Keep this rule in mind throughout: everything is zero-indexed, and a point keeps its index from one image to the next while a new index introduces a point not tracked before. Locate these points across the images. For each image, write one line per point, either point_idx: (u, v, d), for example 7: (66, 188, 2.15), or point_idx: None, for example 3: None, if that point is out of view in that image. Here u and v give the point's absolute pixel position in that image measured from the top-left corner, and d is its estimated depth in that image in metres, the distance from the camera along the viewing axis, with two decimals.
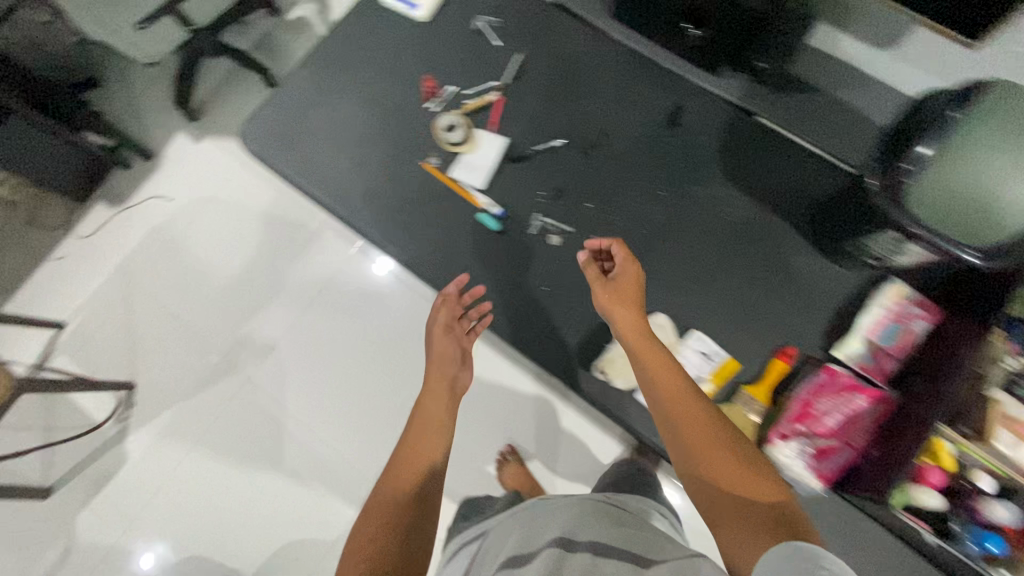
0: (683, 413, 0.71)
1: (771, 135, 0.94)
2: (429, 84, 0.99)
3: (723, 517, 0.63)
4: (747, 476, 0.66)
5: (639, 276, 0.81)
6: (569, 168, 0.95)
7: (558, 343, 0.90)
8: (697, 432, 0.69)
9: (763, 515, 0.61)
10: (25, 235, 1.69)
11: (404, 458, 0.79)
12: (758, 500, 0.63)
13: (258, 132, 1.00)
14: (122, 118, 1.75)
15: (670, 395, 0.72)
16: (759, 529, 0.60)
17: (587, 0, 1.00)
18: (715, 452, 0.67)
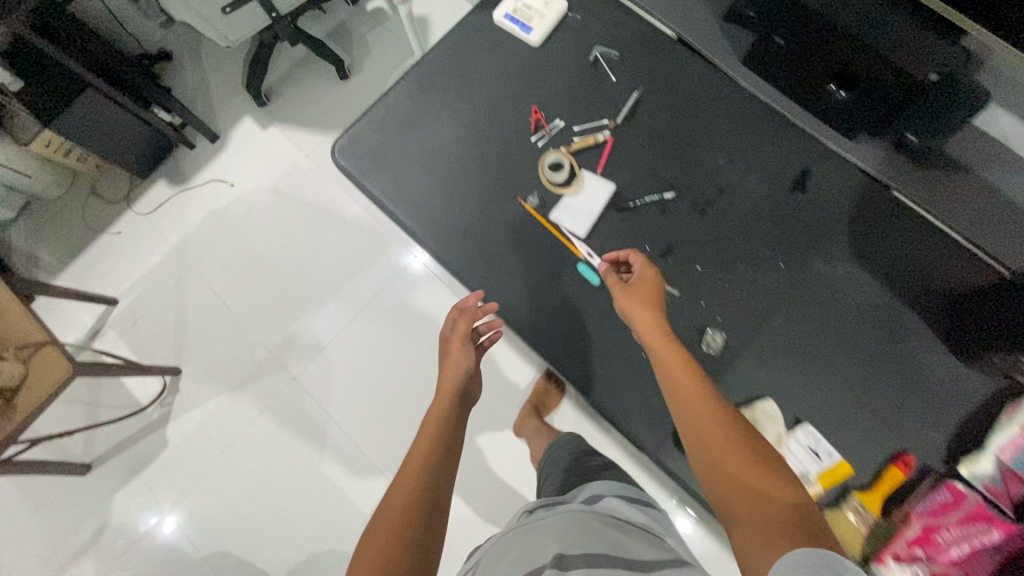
0: (698, 417, 0.71)
1: (908, 214, 0.85)
2: (537, 115, 0.93)
3: (740, 519, 0.64)
4: (762, 479, 0.66)
5: (655, 278, 0.81)
6: (680, 225, 0.88)
7: (648, 414, 0.83)
8: (712, 435, 0.69)
9: (780, 516, 0.62)
10: (86, 207, 1.68)
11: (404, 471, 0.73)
12: (774, 501, 0.63)
13: (349, 148, 0.95)
14: (191, 96, 1.72)
15: (686, 400, 0.72)
16: (774, 531, 0.60)
17: (715, 42, 0.93)
18: (731, 455, 0.68)
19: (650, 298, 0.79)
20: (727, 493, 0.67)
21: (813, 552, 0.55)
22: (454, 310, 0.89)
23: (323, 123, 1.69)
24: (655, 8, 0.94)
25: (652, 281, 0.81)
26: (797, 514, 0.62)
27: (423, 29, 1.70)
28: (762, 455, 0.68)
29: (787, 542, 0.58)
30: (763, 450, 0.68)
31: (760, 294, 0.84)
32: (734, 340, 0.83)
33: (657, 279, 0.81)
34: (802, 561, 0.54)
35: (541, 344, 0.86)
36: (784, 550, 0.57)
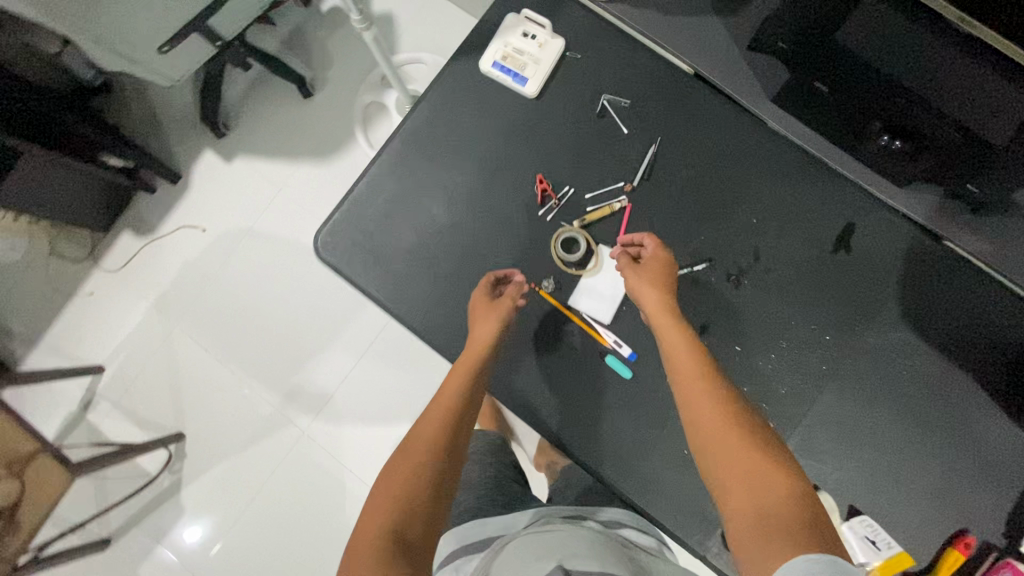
0: (702, 400, 0.66)
1: (967, 268, 0.77)
2: (543, 185, 0.81)
3: (739, 511, 0.59)
4: (764, 470, 0.60)
5: (666, 259, 0.76)
6: (713, 300, 0.79)
7: (692, 510, 0.78)
8: (714, 421, 0.65)
9: (781, 511, 0.57)
10: (49, 269, 1.55)
11: (413, 444, 0.68)
12: (776, 497, 0.58)
13: (333, 240, 0.84)
14: (140, 132, 1.54)
15: (693, 379, 0.68)
16: (773, 529, 0.55)
17: (741, 78, 0.80)
18: (733, 442, 0.63)
19: (658, 278, 0.74)
20: (724, 482, 0.62)
21: (819, 558, 0.50)
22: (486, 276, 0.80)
23: (292, 149, 1.53)
24: (668, 39, 0.80)
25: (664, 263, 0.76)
26: (802, 513, 0.57)
27: (389, 30, 1.50)
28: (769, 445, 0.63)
29: (789, 544, 0.53)
30: (768, 441, 0.64)
31: (804, 372, 0.78)
32: (778, 425, 0.77)
33: (669, 262, 0.76)
34: (808, 567, 0.50)
35: (571, 445, 0.79)
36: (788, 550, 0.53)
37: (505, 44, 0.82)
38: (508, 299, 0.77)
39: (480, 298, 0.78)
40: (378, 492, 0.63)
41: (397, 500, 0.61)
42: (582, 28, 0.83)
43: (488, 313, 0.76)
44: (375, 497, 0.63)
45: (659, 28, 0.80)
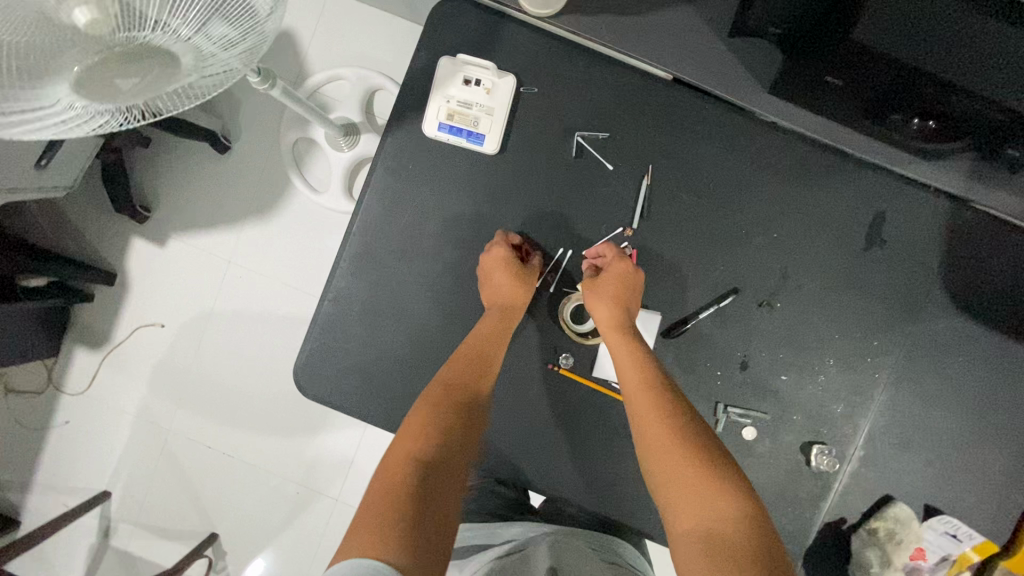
0: (648, 417, 0.61)
1: (1005, 230, 0.71)
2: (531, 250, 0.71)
3: (683, 531, 0.56)
4: (710, 488, 0.56)
5: (620, 270, 0.67)
6: (747, 331, 0.71)
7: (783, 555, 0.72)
8: (658, 436, 0.60)
9: (726, 534, 0.53)
10: (8, 410, 1.38)
11: (439, 391, 0.63)
12: (720, 518, 0.54)
13: (317, 371, 0.72)
14: (54, 238, 1.35)
15: (639, 393, 0.62)
16: (716, 551, 0.53)
17: (728, 72, 0.67)
18: (677, 459, 0.59)
19: (608, 293, 0.66)
20: (669, 498, 0.58)
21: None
22: (498, 237, 0.69)
23: (227, 212, 1.35)
24: (635, 47, 0.67)
25: (621, 275, 0.67)
26: (747, 536, 0.53)
27: (291, 49, 1.28)
28: (715, 460, 0.58)
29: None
30: (718, 456, 0.59)
31: (859, 383, 0.72)
32: (843, 444, 0.72)
33: (626, 272, 0.67)
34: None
35: (637, 523, 0.72)
36: None
37: (447, 99, 0.70)
38: (533, 272, 0.69)
39: (491, 257, 0.68)
40: (404, 435, 0.60)
41: (425, 445, 0.59)
42: (530, 57, 0.70)
43: (508, 277, 0.67)
44: (402, 440, 0.59)
45: (623, 37, 0.67)
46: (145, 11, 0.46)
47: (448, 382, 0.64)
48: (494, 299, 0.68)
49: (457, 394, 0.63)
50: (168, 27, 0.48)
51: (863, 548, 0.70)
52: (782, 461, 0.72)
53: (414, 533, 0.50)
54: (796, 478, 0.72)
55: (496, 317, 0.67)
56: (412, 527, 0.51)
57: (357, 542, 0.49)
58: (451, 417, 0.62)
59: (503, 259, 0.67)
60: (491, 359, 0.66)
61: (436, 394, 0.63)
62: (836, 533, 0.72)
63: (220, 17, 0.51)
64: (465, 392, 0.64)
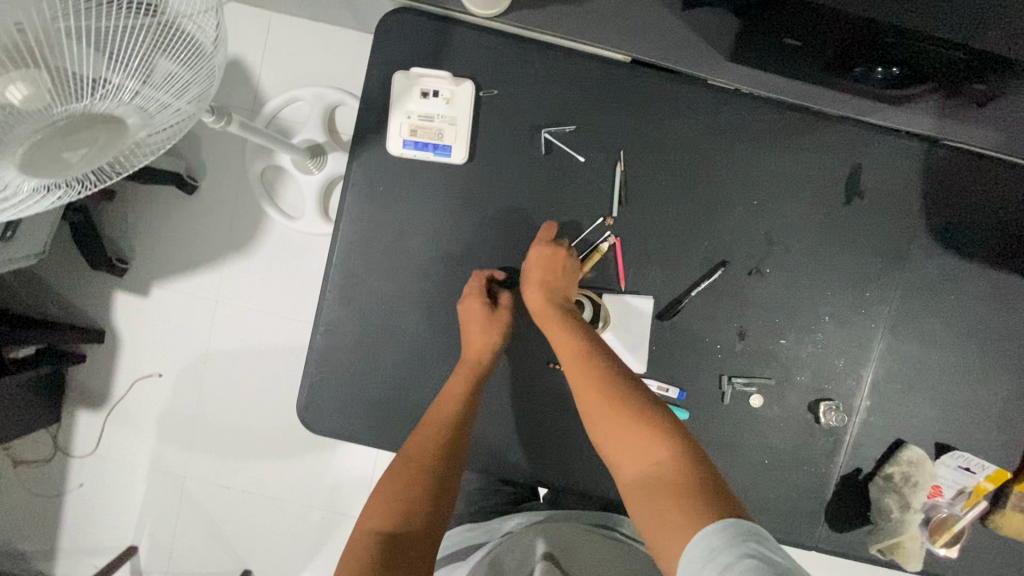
0: (577, 384, 0.63)
1: (979, 164, 0.71)
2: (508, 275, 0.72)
3: (631, 480, 0.58)
4: (641, 435, 0.58)
5: (546, 254, 0.67)
6: (741, 301, 0.72)
7: (807, 511, 0.73)
8: (593, 401, 0.61)
9: (660, 474, 0.55)
10: (20, 482, 1.37)
11: (404, 464, 0.65)
12: (655, 461, 0.56)
13: (321, 406, 0.71)
14: (35, 305, 1.32)
15: (566, 365, 0.64)
16: (663, 495, 0.54)
17: (686, 47, 0.66)
18: (609, 416, 0.60)
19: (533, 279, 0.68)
20: (614, 455, 0.60)
21: (710, 529, 0.49)
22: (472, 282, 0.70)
23: (205, 252, 1.33)
24: (590, 34, 0.65)
25: (547, 262, 0.67)
26: (682, 471, 0.54)
27: (242, 78, 1.25)
28: (643, 407, 0.59)
29: (677, 516, 0.51)
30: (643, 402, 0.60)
31: (857, 336, 0.72)
32: (849, 398, 0.73)
33: (551, 257, 0.67)
34: (703, 543, 0.48)
35: None
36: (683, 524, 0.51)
37: (408, 116, 0.69)
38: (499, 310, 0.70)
39: (472, 309, 0.68)
40: (370, 510, 0.62)
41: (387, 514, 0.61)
42: (486, 60, 0.69)
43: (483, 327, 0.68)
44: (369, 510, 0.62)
45: (575, 26, 0.65)
46: (82, 72, 0.43)
47: (410, 455, 0.65)
48: (468, 353, 0.68)
49: (422, 458, 0.64)
50: (112, 84, 0.46)
51: (881, 496, 0.71)
52: (792, 423, 0.73)
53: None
54: (809, 435, 0.73)
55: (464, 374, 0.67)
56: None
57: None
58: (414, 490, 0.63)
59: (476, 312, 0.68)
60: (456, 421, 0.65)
61: (400, 466, 0.65)
62: (851, 482, 0.74)
63: (164, 58, 0.48)
64: (428, 464, 0.64)
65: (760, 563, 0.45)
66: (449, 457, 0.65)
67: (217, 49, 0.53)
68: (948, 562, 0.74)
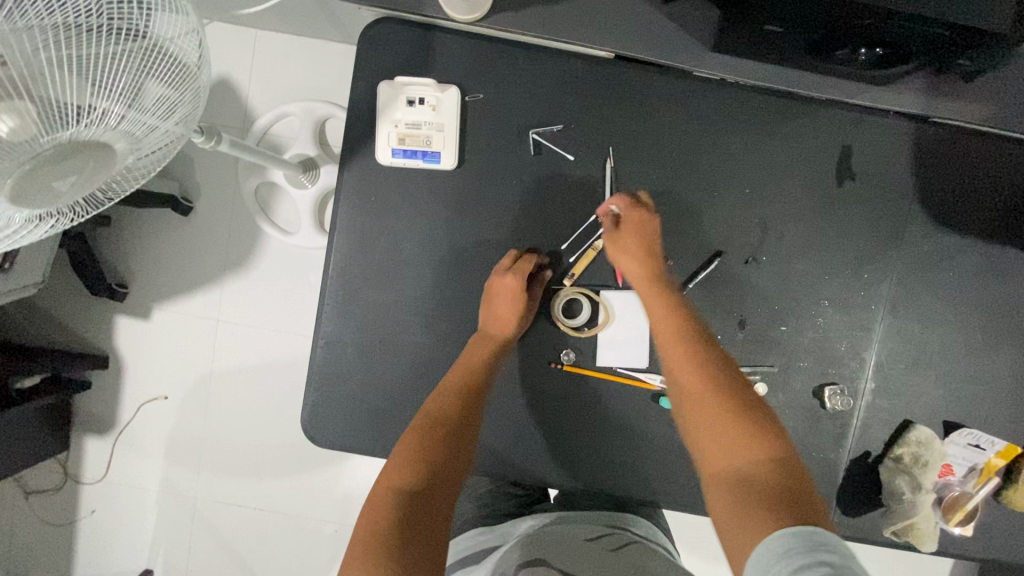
0: (675, 365, 0.62)
1: (969, 139, 0.71)
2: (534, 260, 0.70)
3: (714, 471, 0.56)
4: (738, 429, 0.56)
5: (640, 225, 0.67)
6: (739, 290, 0.71)
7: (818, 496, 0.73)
8: (692, 385, 0.60)
9: (754, 472, 0.53)
10: (32, 512, 1.37)
11: (427, 421, 0.62)
12: (749, 458, 0.54)
13: (326, 418, 0.71)
14: (38, 334, 1.33)
15: (665, 343, 0.63)
16: (750, 491, 0.51)
17: (669, 40, 0.66)
18: (703, 402, 0.59)
19: (631, 245, 0.67)
20: (701, 443, 0.58)
21: (792, 532, 0.46)
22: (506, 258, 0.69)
23: (203, 272, 1.33)
24: (572, 33, 0.65)
25: (643, 234, 0.67)
26: (779, 477, 0.52)
27: (230, 97, 1.26)
28: (748, 405, 0.57)
29: (762, 515, 0.49)
30: (749, 402, 0.58)
31: (858, 319, 0.72)
32: (854, 381, 0.72)
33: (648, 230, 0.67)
34: (781, 542, 0.46)
35: (670, 499, 0.72)
36: (767, 523, 0.48)
37: (395, 124, 0.69)
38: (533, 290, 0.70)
39: (502, 284, 0.68)
40: (392, 465, 0.59)
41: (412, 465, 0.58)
42: (470, 65, 0.69)
43: (512, 305, 0.67)
44: (390, 464, 0.58)
45: (557, 26, 0.65)
46: (64, 99, 0.43)
47: (437, 413, 0.63)
48: (487, 321, 0.68)
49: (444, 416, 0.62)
50: (98, 109, 0.46)
51: (893, 478, 0.70)
52: (798, 408, 0.72)
53: (403, 557, 0.50)
54: (815, 420, 0.72)
55: (479, 343, 0.68)
56: (401, 554, 0.50)
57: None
58: (440, 444, 0.60)
59: (501, 287, 0.68)
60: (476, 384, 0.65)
61: (424, 424, 0.62)
62: (861, 465, 0.73)
63: (144, 81, 0.48)
64: (452, 423, 0.62)
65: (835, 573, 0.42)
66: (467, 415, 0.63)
67: (201, 70, 0.54)
68: (964, 540, 0.73)
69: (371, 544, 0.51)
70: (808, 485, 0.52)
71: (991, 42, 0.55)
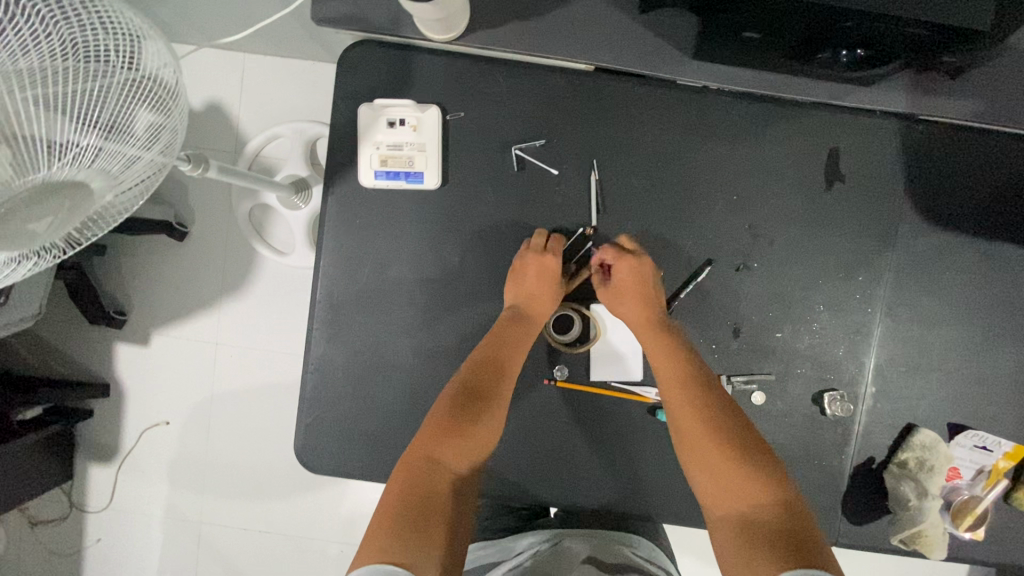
0: (676, 406, 0.62)
1: (959, 136, 0.70)
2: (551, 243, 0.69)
3: (718, 514, 0.56)
4: (741, 472, 0.57)
5: (634, 270, 0.68)
6: (731, 299, 0.70)
7: (823, 505, 0.71)
8: (693, 426, 0.61)
9: (758, 514, 0.54)
10: (40, 543, 1.37)
11: (458, 395, 0.61)
12: (753, 502, 0.55)
13: (319, 443, 0.71)
14: (39, 364, 1.33)
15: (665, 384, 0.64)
16: (756, 534, 0.52)
17: (649, 51, 0.65)
18: (705, 443, 0.59)
19: (631, 292, 0.67)
20: (704, 484, 0.58)
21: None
22: (538, 238, 0.69)
23: (201, 296, 1.33)
24: (550, 48, 0.65)
25: (641, 276, 0.68)
26: (781, 520, 0.53)
27: (221, 121, 1.26)
28: (751, 450, 0.58)
29: (765, 559, 0.50)
30: (750, 444, 0.59)
31: (854, 322, 0.71)
32: (853, 386, 0.71)
33: (645, 272, 0.68)
34: None
35: (671, 512, 0.71)
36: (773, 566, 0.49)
37: (377, 146, 0.69)
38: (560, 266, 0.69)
39: (537, 262, 0.68)
40: (423, 437, 0.58)
41: (443, 443, 0.58)
42: (450, 84, 0.69)
43: (539, 283, 0.68)
44: (422, 437, 0.58)
45: (534, 42, 0.65)
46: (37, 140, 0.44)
47: (469, 388, 0.62)
48: (517, 298, 0.68)
49: (474, 393, 0.61)
50: (73, 148, 0.46)
51: (897, 484, 0.69)
52: (798, 416, 0.71)
53: (429, 541, 0.50)
54: (816, 428, 0.71)
55: (512, 320, 0.67)
56: (427, 538, 0.50)
57: (368, 554, 0.48)
58: (468, 424, 0.60)
59: (538, 265, 0.68)
60: (507, 362, 0.64)
61: (454, 398, 0.61)
62: (865, 472, 0.72)
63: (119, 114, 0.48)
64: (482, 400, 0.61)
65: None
66: (495, 396, 0.62)
67: (179, 100, 0.54)
68: (975, 545, 0.72)
69: (397, 525, 0.51)
70: (812, 527, 0.53)
71: (976, 39, 0.54)
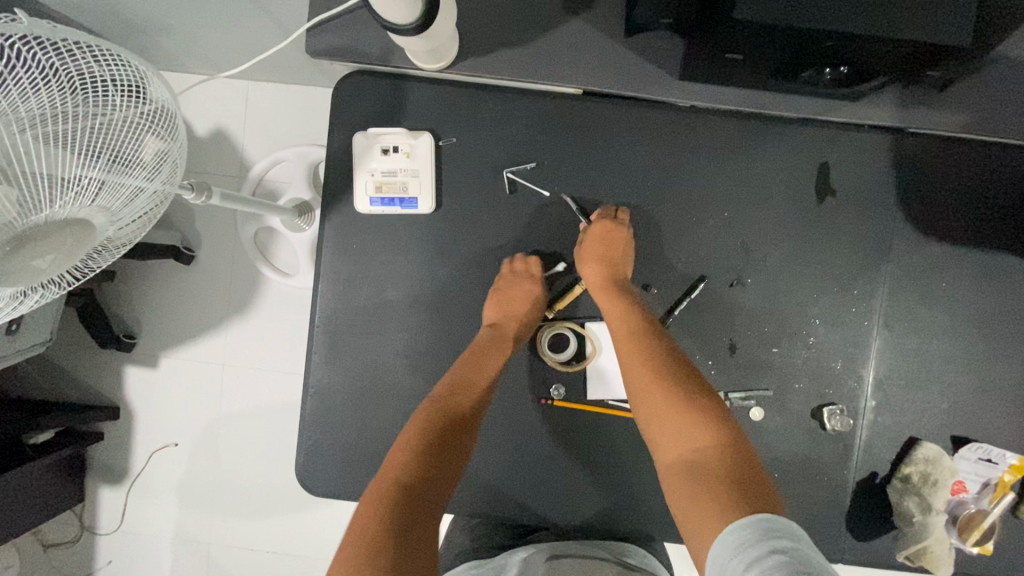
0: (627, 359, 0.62)
1: (951, 147, 0.70)
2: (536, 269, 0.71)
3: (666, 463, 0.56)
4: (688, 418, 0.56)
5: (603, 228, 0.68)
6: (726, 315, 0.71)
7: (825, 521, 0.70)
8: (643, 377, 0.60)
9: (703, 459, 0.53)
10: (50, 565, 1.38)
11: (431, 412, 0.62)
12: (699, 447, 0.54)
13: (319, 464, 0.72)
14: (52, 388, 1.36)
15: (619, 340, 0.64)
16: (700, 478, 0.52)
17: (637, 73, 0.66)
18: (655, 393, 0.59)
19: (594, 252, 0.68)
20: (654, 433, 0.58)
21: (742, 521, 0.46)
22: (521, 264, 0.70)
23: (208, 318, 1.35)
24: (539, 74, 0.66)
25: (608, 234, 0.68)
26: (727, 464, 0.52)
27: (226, 147, 1.29)
28: (697, 394, 0.58)
29: (714, 504, 0.49)
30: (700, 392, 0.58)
31: (851, 336, 0.70)
32: (852, 400, 0.70)
33: (612, 230, 0.68)
34: (733, 536, 0.45)
35: (670, 530, 0.71)
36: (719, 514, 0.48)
37: (372, 173, 0.71)
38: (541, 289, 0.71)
39: (518, 287, 0.70)
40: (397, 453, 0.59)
41: (414, 456, 0.58)
42: (442, 110, 0.70)
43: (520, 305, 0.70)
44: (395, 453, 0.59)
45: (523, 68, 0.66)
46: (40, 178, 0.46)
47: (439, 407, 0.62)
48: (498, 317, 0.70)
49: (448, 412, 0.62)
50: (76, 183, 0.48)
51: (901, 500, 0.68)
52: (797, 431, 0.71)
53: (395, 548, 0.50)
54: (815, 443, 0.71)
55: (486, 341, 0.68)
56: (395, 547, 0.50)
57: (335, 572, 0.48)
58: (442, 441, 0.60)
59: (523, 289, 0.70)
60: (481, 381, 0.65)
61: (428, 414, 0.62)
62: (868, 487, 0.71)
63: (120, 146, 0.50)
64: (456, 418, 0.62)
65: (789, 559, 0.41)
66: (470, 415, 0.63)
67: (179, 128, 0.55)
68: (982, 561, 0.71)
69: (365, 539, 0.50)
70: (761, 475, 0.51)
71: (958, 54, 0.54)
